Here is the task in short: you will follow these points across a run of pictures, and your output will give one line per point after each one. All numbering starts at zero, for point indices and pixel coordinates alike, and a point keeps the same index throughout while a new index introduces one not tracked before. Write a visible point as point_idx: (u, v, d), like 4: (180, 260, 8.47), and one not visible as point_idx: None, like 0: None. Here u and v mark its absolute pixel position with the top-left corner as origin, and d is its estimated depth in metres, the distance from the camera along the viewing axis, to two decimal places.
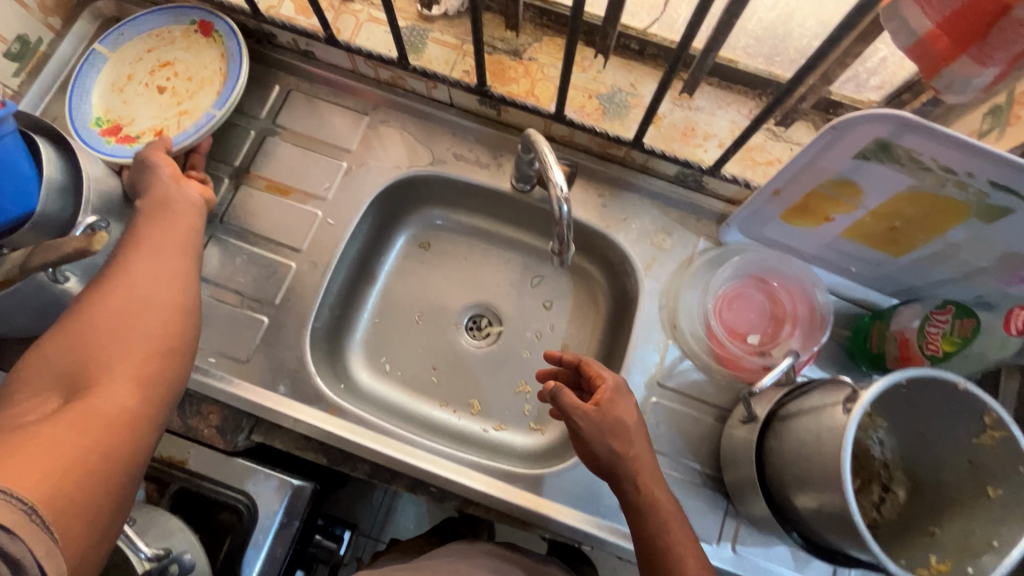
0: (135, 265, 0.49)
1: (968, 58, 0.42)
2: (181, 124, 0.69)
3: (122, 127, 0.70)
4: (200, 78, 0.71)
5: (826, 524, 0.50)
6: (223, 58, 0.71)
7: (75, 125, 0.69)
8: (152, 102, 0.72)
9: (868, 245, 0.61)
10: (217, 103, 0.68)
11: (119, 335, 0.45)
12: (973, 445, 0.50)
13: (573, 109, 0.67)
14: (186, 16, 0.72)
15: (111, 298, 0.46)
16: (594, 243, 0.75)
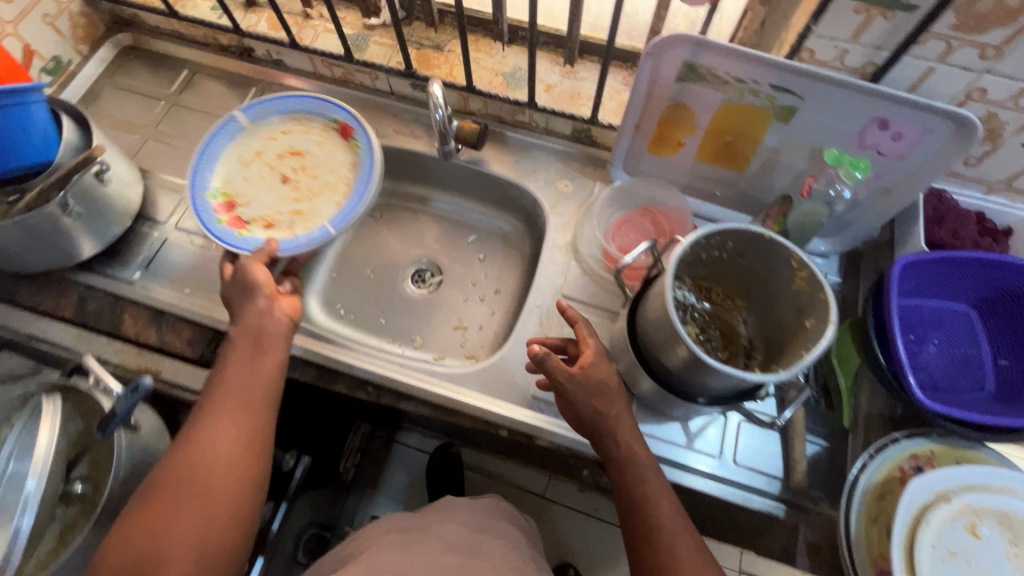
0: (205, 449, 0.55)
1: None
2: (297, 225, 0.77)
3: (238, 204, 0.78)
4: (325, 184, 0.81)
5: (688, 366, 0.60)
6: (352, 168, 0.81)
7: (195, 193, 0.76)
8: (273, 189, 0.81)
9: (719, 165, 0.75)
10: (334, 220, 0.76)
11: (191, 510, 0.52)
12: (794, 294, 0.61)
13: (482, 83, 0.85)
14: (328, 115, 0.83)
15: (199, 459, 0.55)
16: (512, 196, 0.90)
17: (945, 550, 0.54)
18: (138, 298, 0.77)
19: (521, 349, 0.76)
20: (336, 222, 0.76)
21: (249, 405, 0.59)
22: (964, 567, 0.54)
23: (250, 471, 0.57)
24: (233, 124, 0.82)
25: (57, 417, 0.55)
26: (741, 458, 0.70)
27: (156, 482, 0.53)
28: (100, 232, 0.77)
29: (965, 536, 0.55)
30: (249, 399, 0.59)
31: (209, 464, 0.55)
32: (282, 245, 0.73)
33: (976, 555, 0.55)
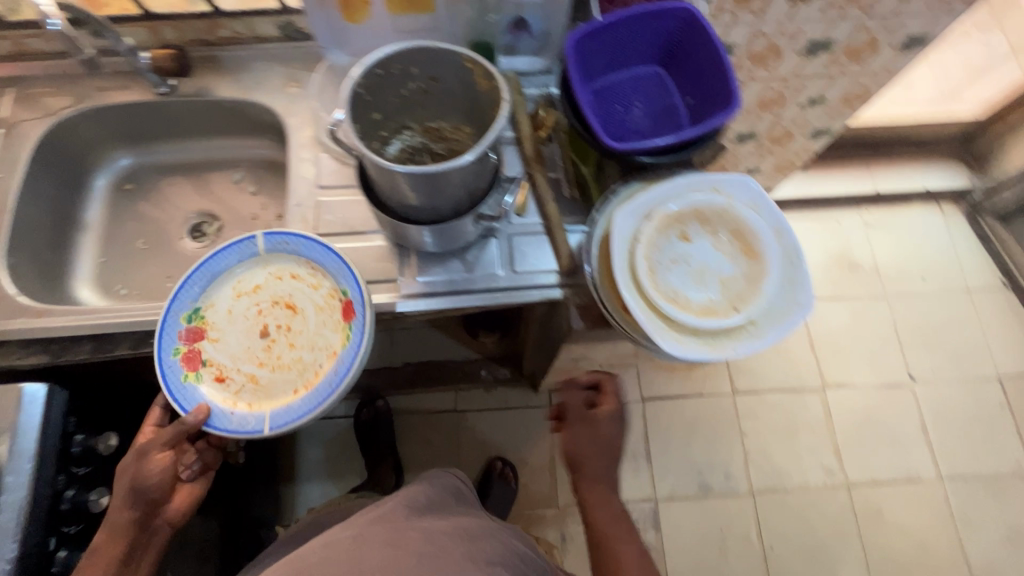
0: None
1: None
2: (246, 395, 0.68)
3: (204, 338, 0.70)
4: (297, 364, 0.69)
5: (414, 192, 0.63)
6: (334, 355, 0.69)
7: (171, 308, 0.68)
8: (247, 337, 0.71)
9: (411, 12, 0.76)
10: (273, 422, 0.65)
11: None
12: (486, 95, 0.66)
13: (162, 7, 0.81)
14: (339, 284, 0.70)
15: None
16: (251, 116, 0.89)
17: (664, 259, 0.64)
18: None
19: None
20: (273, 421, 0.65)
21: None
22: (684, 267, 0.64)
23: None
24: (233, 274, 0.72)
25: None
26: (516, 266, 0.75)
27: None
28: None
29: (678, 244, 0.65)
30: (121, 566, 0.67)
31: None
32: (212, 421, 0.66)
33: (692, 254, 0.65)
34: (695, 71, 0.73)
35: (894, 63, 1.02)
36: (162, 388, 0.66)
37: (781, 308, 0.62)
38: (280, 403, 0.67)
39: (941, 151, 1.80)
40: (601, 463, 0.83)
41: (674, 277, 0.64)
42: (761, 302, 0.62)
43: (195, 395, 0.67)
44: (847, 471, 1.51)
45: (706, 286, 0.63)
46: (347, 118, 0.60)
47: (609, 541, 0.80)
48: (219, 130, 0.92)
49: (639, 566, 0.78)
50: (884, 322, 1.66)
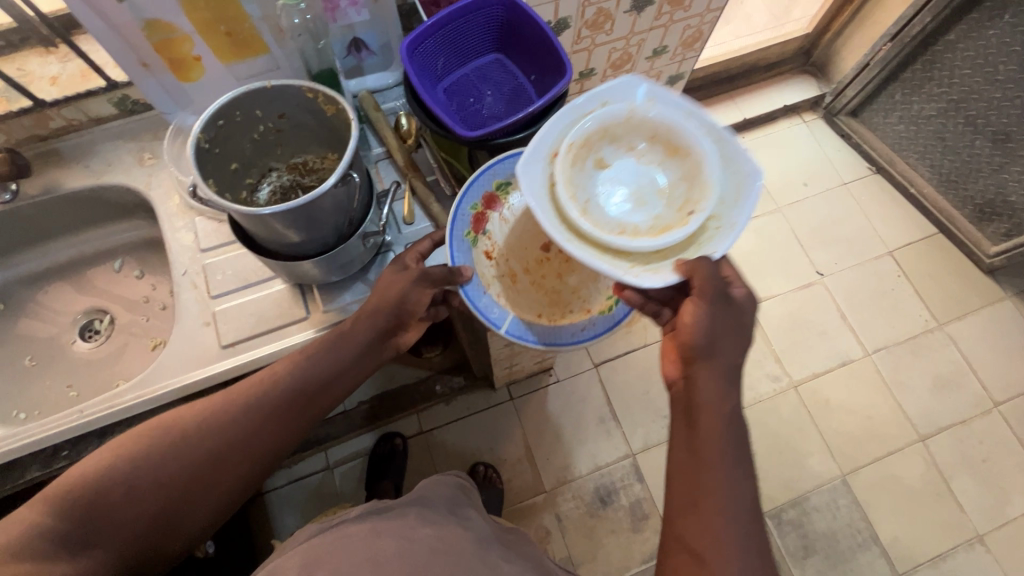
0: (191, 440, 0.60)
1: None
2: (502, 286, 0.75)
3: (495, 211, 0.77)
4: (551, 293, 0.77)
5: (291, 232, 0.63)
6: (587, 313, 0.76)
7: (492, 170, 0.75)
8: (535, 236, 0.79)
9: (246, 58, 0.75)
10: (511, 326, 0.72)
11: (137, 485, 0.56)
12: (335, 120, 0.67)
13: None
14: None
15: (178, 421, 0.61)
16: (114, 199, 0.85)
17: (589, 195, 0.67)
18: None
19: (191, 317, 0.74)
20: (511, 326, 0.72)
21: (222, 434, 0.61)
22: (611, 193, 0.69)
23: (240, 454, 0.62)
24: None
25: None
26: None
27: (115, 455, 0.57)
28: None
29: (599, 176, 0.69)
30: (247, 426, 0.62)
31: (149, 483, 0.57)
32: (469, 289, 0.71)
33: (616, 178, 0.70)
34: (527, 49, 0.78)
35: (711, 2, 1.12)
36: (449, 232, 0.72)
37: (731, 179, 0.68)
38: (526, 315, 0.74)
39: (787, 69, 1.98)
40: (729, 351, 0.65)
41: (610, 206, 0.68)
42: (709, 193, 0.67)
43: (467, 255, 0.73)
44: (790, 372, 1.63)
45: (647, 206, 0.69)
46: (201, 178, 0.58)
47: (716, 495, 0.57)
48: (82, 224, 0.88)
49: (739, 550, 0.56)
50: (783, 231, 1.81)
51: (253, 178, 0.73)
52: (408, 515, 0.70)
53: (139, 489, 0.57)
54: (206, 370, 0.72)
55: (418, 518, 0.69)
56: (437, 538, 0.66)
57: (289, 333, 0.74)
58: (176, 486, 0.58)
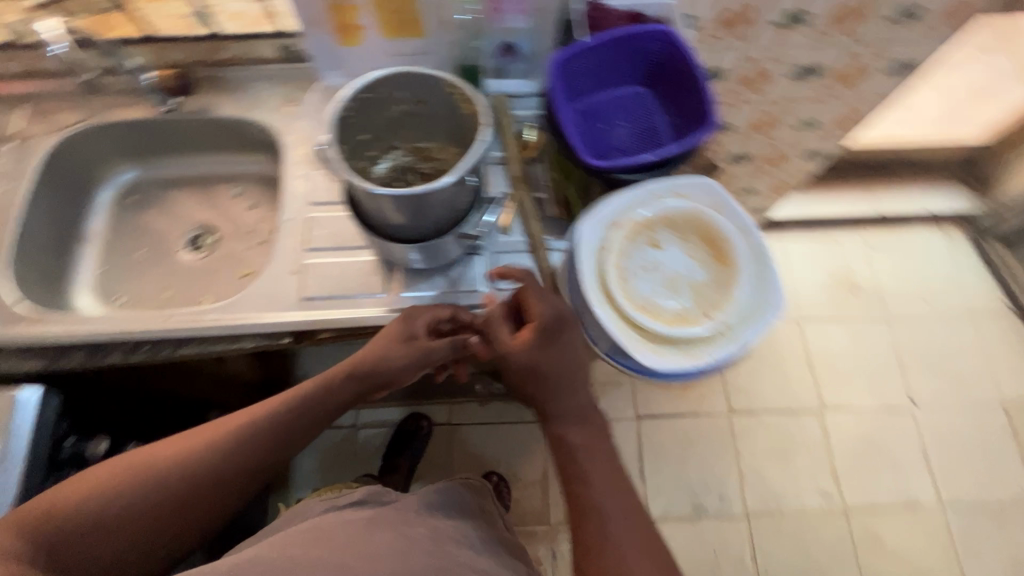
0: (157, 476, 0.65)
1: None
2: None
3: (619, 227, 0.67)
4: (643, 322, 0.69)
5: (394, 214, 0.65)
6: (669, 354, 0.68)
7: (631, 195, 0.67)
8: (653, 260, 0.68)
9: (404, 37, 0.79)
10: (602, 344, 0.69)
11: (123, 509, 0.63)
12: (467, 118, 0.68)
13: (170, 31, 0.85)
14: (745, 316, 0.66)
15: (121, 473, 0.64)
16: (251, 134, 0.92)
17: (632, 267, 0.65)
18: None
19: (283, 262, 0.79)
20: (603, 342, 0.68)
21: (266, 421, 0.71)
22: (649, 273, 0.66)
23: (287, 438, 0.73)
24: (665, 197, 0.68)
25: None
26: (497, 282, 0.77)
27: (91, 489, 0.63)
28: None
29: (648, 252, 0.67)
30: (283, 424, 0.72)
31: (146, 502, 0.64)
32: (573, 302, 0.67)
33: (661, 261, 0.66)
34: (674, 93, 0.76)
35: (883, 88, 1.02)
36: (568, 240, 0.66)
37: (758, 302, 0.64)
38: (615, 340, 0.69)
39: (939, 174, 1.80)
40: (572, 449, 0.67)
41: (642, 285, 0.65)
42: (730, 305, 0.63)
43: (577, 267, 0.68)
44: (845, 496, 1.48)
45: (678, 294, 0.65)
46: (332, 141, 0.61)
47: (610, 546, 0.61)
48: (218, 146, 0.95)
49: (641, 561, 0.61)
50: (885, 343, 1.64)
51: (372, 149, 0.75)
52: (409, 515, 0.71)
53: (133, 511, 0.64)
54: (279, 315, 0.76)
55: (418, 526, 0.68)
56: (435, 541, 0.66)
57: (360, 306, 0.76)
58: (163, 510, 0.65)
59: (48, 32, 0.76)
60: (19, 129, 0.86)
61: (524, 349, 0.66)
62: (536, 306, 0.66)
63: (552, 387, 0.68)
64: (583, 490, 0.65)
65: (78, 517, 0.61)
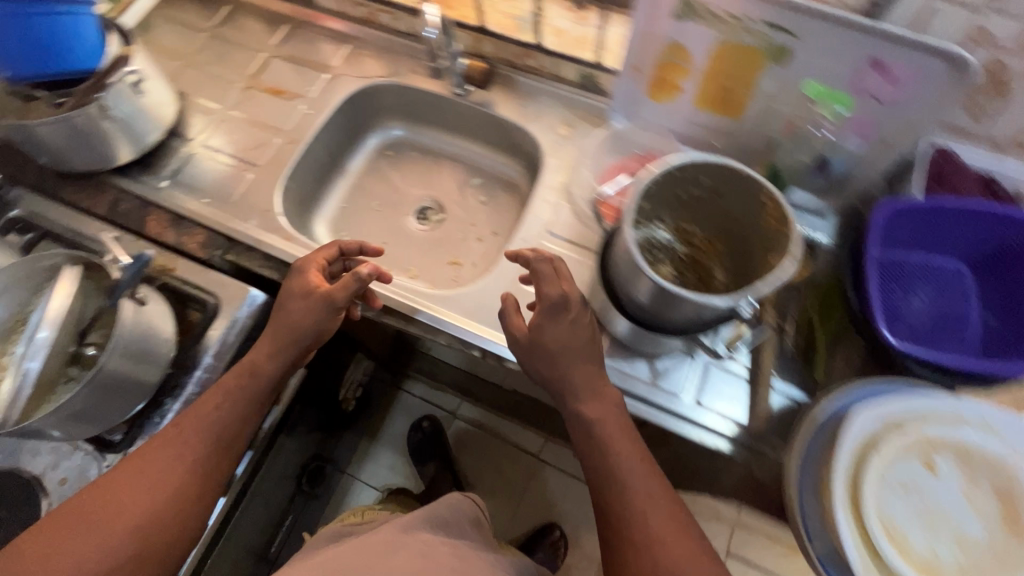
0: (167, 468, 0.62)
1: None
2: None
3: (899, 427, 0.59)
4: None
5: (650, 295, 0.62)
6: None
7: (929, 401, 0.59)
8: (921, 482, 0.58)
9: (715, 112, 0.75)
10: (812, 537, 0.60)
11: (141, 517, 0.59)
12: (763, 232, 0.61)
13: (495, 26, 0.88)
14: None
15: (118, 481, 0.61)
16: (516, 140, 0.93)
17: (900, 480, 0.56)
18: (160, 202, 0.85)
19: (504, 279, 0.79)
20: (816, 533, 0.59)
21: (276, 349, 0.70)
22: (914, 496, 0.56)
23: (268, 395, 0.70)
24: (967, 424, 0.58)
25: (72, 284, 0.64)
26: (703, 399, 0.71)
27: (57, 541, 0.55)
28: (134, 140, 0.85)
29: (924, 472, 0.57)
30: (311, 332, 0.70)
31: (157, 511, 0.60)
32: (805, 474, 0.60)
33: (931, 488, 0.56)
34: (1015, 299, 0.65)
35: None
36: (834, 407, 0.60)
37: None
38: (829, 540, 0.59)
39: None
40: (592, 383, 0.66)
41: (897, 507, 0.55)
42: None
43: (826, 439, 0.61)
44: None
45: (938, 538, 0.54)
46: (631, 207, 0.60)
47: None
48: (481, 136, 0.98)
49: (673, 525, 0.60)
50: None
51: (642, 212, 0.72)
52: (421, 530, 0.76)
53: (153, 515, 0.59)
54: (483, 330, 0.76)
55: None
56: (454, 556, 0.72)
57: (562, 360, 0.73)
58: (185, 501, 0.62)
59: (432, 15, 0.80)
60: (337, 64, 0.96)
61: (531, 342, 0.66)
62: (546, 287, 0.66)
63: (556, 361, 0.66)
64: (603, 475, 0.64)
65: (95, 553, 0.56)
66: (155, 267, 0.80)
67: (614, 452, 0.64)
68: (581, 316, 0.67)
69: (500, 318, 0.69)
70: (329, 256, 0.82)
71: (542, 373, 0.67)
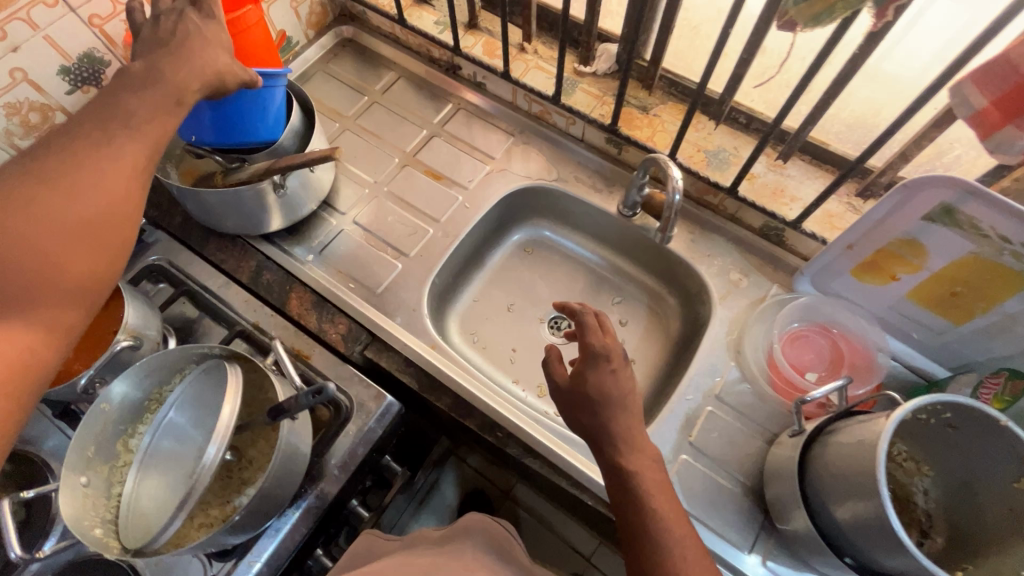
0: (99, 154, 0.45)
1: (1013, 126, 0.47)
2: None
3: None
4: None
5: (862, 535, 0.54)
6: None
7: None
8: None
9: (931, 310, 0.68)
10: None
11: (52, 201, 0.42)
12: (1011, 492, 0.54)
13: (683, 156, 0.82)
14: None
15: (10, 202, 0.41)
16: (676, 272, 0.87)
17: None
18: (304, 279, 0.81)
19: (663, 440, 0.72)
20: None
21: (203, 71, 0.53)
22: None
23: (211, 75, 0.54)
24: None
25: (240, 390, 0.58)
26: None
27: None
28: (290, 211, 0.82)
29: None
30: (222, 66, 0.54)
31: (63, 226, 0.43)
32: None
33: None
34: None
35: None
36: None
37: None
38: None
39: None
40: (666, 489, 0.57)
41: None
42: None
43: None
44: None
45: None
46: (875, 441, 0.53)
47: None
48: (634, 255, 0.92)
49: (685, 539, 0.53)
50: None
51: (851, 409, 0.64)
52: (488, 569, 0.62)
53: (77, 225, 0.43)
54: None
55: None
56: None
57: (729, 562, 0.66)
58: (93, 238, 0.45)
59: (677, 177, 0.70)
60: (500, 157, 0.92)
61: (573, 389, 0.61)
62: (591, 337, 0.61)
63: (598, 413, 0.59)
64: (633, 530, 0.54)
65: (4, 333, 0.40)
66: (292, 352, 0.75)
67: (649, 507, 0.55)
68: (623, 373, 0.61)
69: (544, 369, 0.64)
70: (474, 375, 0.77)
71: (584, 425, 0.61)
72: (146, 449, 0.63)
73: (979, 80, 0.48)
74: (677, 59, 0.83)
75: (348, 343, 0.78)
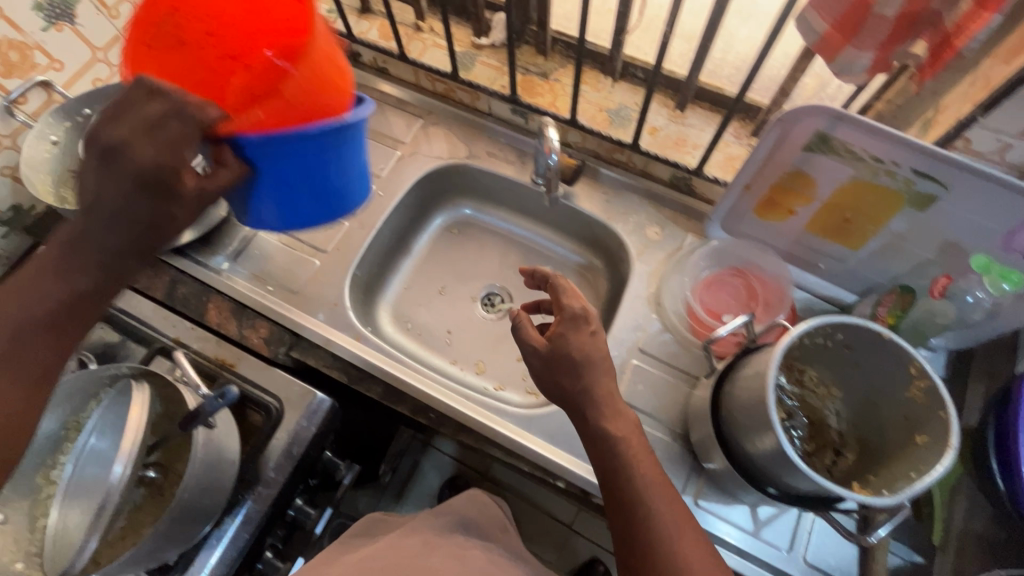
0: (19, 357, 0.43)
1: (852, 46, 0.49)
2: None
3: None
4: None
5: (771, 460, 0.56)
6: None
7: None
8: None
9: (830, 239, 0.70)
10: None
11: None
12: (905, 401, 0.56)
13: (585, 118, 0.83)
14: None
15: None
16: (597, 234, 0.88)
17: None
18: (222, 289, 0.80)
19: None
20: None
21: (145, 217, 0.44)
22: None
23: (160, 237, 0.47)
24: None
25: (147, 406, 0.57)
26: (809, 555, 0.65)
27: None
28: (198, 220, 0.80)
29: None
30: (145, 222, 0.45)
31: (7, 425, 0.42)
32: None
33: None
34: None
35: None
36: None
37: None
38: None
39: None
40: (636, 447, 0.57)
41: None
42: None
43: None
44: None
45: None
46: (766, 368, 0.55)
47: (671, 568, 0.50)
48: (556, 222, 0.93)
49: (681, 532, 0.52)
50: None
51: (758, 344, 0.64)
52: None
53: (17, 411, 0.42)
54: (580, 464, 0.70)
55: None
56: None
57: None
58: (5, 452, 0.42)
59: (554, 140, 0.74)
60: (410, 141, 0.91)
61: (554, 355, 0.59)
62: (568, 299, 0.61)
63: (580, 373, 0.58)
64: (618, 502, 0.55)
65: None
66: (215, 361, 0.74)
67: None
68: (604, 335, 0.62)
69: (516, 333, 0.62)
70: (401, 360, 0.77)
71: (567, 388, 0.59)
72: (69, 478, 0.62)
73: (818, 5, 0.50)
74: (567, 21, 0.83)
75: (271, 345, 0.77)
